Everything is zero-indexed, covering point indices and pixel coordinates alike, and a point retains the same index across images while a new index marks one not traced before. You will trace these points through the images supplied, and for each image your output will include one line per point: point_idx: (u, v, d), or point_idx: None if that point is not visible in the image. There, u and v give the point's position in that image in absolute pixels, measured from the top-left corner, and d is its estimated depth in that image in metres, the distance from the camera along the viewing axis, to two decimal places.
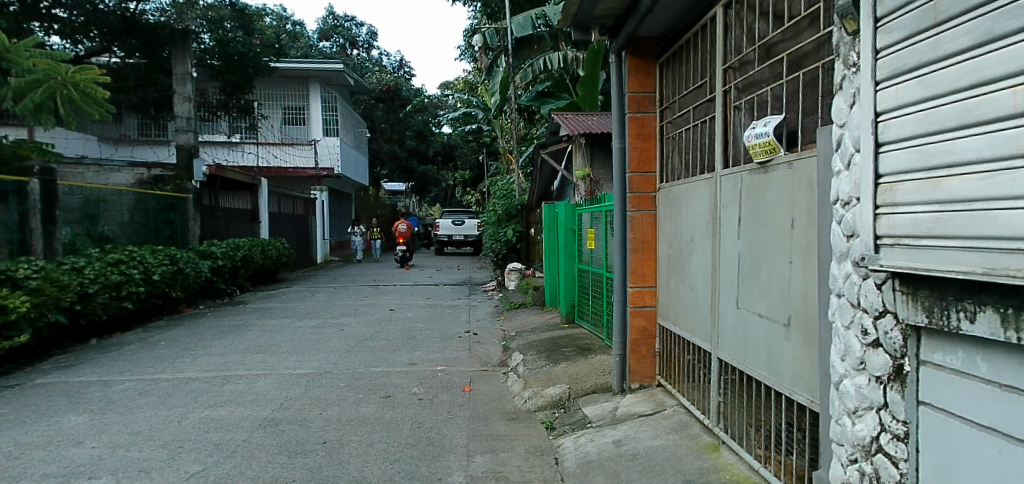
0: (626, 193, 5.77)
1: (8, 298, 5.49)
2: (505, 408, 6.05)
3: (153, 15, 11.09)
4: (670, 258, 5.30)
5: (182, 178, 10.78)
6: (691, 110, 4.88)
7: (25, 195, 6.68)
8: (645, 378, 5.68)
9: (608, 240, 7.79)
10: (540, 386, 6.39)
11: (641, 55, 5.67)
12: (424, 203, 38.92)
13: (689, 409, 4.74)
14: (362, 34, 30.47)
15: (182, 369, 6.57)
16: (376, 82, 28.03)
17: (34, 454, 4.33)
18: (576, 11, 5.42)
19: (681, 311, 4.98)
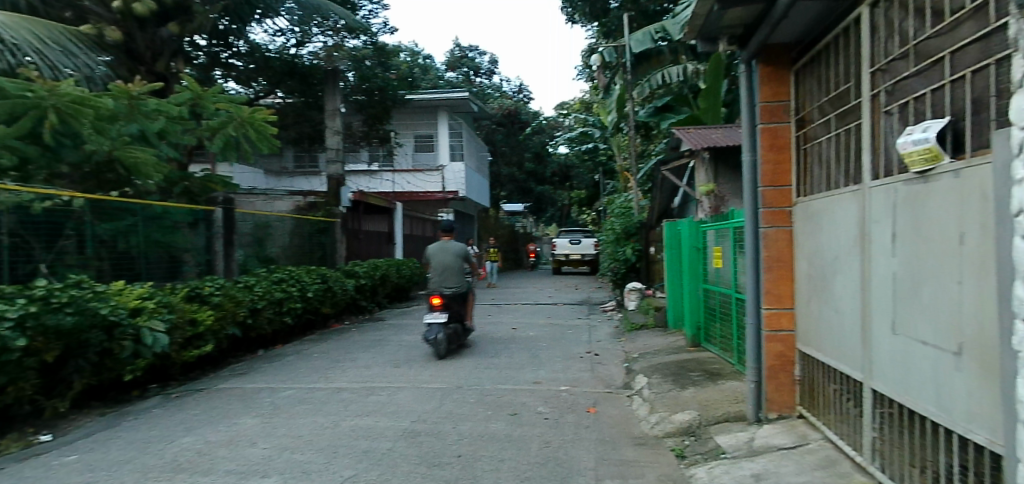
0: (759, 209, 5.44)
1: (198, 313, 6.34)
2: (633, 432, 5.88)
3: (310, 58, 12.38)
4: (810, 277, 4.89)
5: (332, 204, 11.84)
6: (832, 116, 4.52)
7: (211, 221, 7.64)
8: (785, 407, 5.25)
9: (736, 259, 7.39)
10: (669, 411, 6.14)
11: (774, 63, 5.36)
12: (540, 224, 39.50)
13: (838, 444, 4.29)
14: (485, 62, 31.81)
15: (333, 380, 7.10)
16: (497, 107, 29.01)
17: (219, 451, 4.76)
18: (703, 22, 5.24)
19: (825, 334, 4.55)
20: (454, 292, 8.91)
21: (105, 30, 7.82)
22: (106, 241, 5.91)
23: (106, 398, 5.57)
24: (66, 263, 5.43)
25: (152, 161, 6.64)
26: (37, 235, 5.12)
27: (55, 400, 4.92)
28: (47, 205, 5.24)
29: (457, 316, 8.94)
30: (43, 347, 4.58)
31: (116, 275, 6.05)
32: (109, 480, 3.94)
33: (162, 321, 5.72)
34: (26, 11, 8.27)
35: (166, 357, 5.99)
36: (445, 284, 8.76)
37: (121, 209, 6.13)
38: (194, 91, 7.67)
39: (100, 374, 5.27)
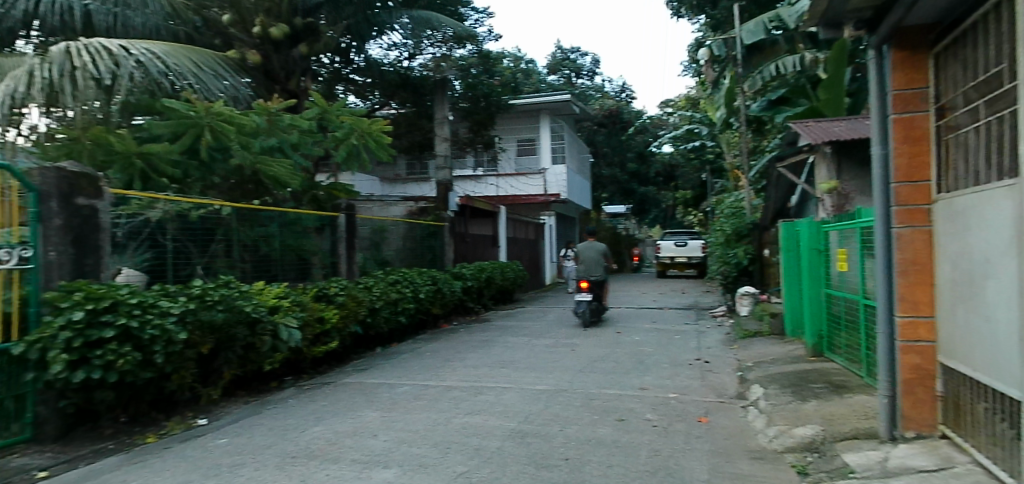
0: (889, 206, 4.44)
1: (325, 312, 6.84)
2: (748, 445, 5.44)
3: (419, 70, 12.91)
4: (957, 281, 3.89)
5: (440, 209, 12.32)
6: (987, 96, 3.50)
7: (335, 226, 8.22)
8: (924, 424, 4.29)
9: (864, 261, 6.73)
10: (787, 424, 5.63)
11: (909, 47, 4.40)
12: (644, 225, 38.65)
13: (992, 470, 3.39)
14: (587, 63, 31.64)
15: (444, 378, 7.35)
16: (599, 108, 28.67)
17: (345, 441, 5.07)
18: (825, 7, 4.50)
19: (979, 355, 3.55)
20: (598, 279, 11.43)
21: (247, 54, 8.68)
22: (248, 245, 6.54)
23: (250, 387, 6.14)
24: (217, 265, 6.08)
25: (289, 172, 7.20)
26: (194, 242, 5.80)
27: (209, 387, 5.51)
28: (201, 214, 5.90)
29: (598, 298, 11.56)
30: (201, 340, 5.13)
31: (257, 276, 6.69)
32: (253, 462, 4.32)
33: (294, 318, 6.23)
34: (184, 41, 9.39)
35: (299, 352, 6.53)
36: (592, 273, 11.26)
37: (262, 216, 6.75)
38: (321, 106, 8.29)
39: (245, 366, 5.83)
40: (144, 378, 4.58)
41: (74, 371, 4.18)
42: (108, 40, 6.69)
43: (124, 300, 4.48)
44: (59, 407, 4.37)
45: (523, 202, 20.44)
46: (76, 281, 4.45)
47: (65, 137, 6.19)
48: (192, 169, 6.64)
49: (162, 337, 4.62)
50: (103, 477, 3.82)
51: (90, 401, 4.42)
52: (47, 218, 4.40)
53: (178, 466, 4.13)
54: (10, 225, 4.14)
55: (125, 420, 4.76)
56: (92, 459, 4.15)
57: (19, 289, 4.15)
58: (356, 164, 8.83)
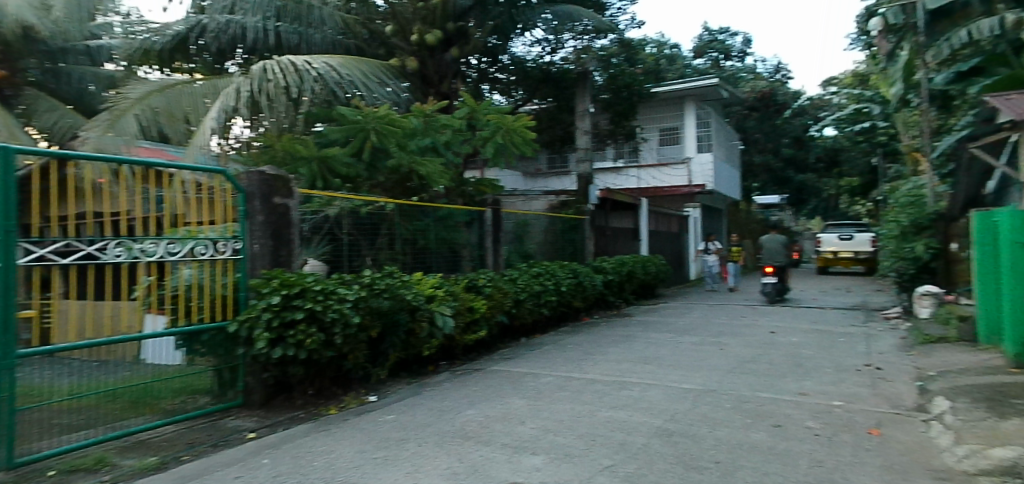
0: None
1: (474, 302, 7.20)
2: (931, 464, 4.67)
3: (561, 63, 13.01)
4: None
5: (581, 202, 12.36)
6: None
7: (482, 221, 8.59)
8: None
9: None
10: (982, 443, 4.78)
11: None
12: (801, 217, 35.58)
13: None
14: (737, 43, 29.71)
15: (587, 371, 7.33)
16: (751, 90, 26.76)
17: (496, 425, 5.14)
18: None
19: None
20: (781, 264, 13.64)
21: (406, 61, 9.30)
22: (408, 239, 7.07)
23: (411, 370, 6.63)
24: (383, 257, 6.67)
25: (440, 170, 7.64)
26: (364, 236, 6.40)
27: (377, 368, 6.04)
28: (369, 210, 6.49)
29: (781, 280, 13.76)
30: (371, 324, 5.66)
31: (416, 266, 7.21)
32: (415, 438, 4.62)
33: (448, 307, 6.63)
34: (355, 53, 10.03)
35: (452, 339, 6.93)
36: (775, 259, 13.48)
37: (420, 211, 7.25)
38: (470, 105, 8.70)
39: (407, 350, 6.30)
40: (327, 356, 5.14)
41: (273, 346, 4.85)
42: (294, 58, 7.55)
43: (310, 286, 5.08)
44: (262, 378, 5.13)
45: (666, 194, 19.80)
46: (274, 270, 5.17)
47: (263, 146, 7.11)
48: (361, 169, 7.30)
49: (341, 320, 5.16)
50: (296, 442, 4.34)
51: (286, 374, 5.09)
52: (252, 215, 5.15)
53: (354, 436, 4.56)
54: (227, 222, 4.97)
55: (313, 393, 5.37)
56: (288, 425, 4.75)
57: (232, 275, 4.98)
58: (502, 160, 9.13)
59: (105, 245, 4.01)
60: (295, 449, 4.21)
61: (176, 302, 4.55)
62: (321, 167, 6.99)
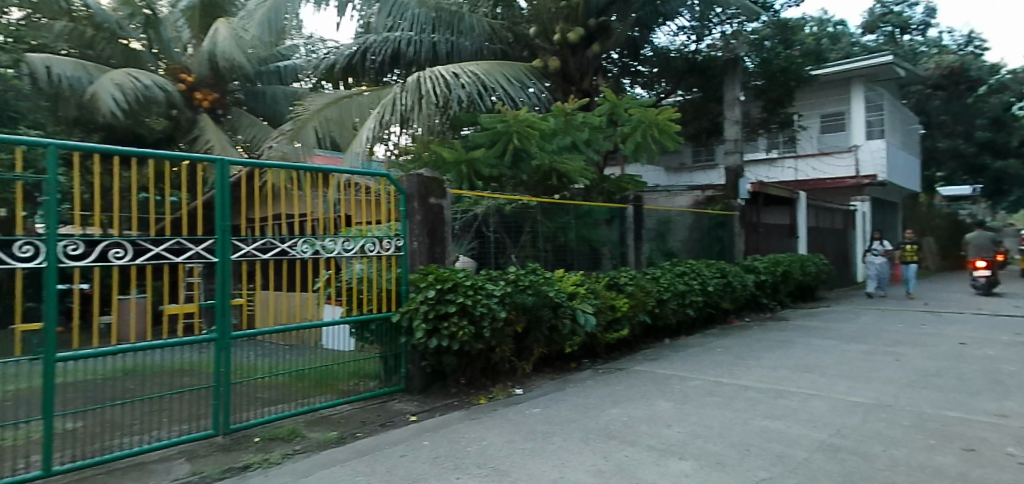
0: None
1: (616, 300, 7.13)
2: None
3: (706, 51, 12.47)
4: None
5: (729, 197, 11.70)
6: None
7: (624, 217, 8.47)
8: None
9: None
10: None
11: None
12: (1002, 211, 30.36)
13: None
14: (918, 14, 26.02)
15: (739, 376, 6.90)
16: (934, 65, 23.32)
17: (641, 426, 4.95)
18: None
19: None
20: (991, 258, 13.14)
21: (549, 61, 9.32)
22: (549, 236, 7.17)
23: (554, 366, 6.72)
24: (527, 254, 6.83)
25: (579, 167, 7.65)
26: (509, 234, 6.60)
27: (523, 362, 6.16)
28: (513, 208, 6.68)
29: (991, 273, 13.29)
30: (516, 319, 5.82)
31: (556, 263, 7.29)
32: (561, 432, 4.64)
33: (590, 304, 6.62)
34: (501, 57, 10.30)
35: (594, 337, 6.91)
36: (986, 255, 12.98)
37: (561, 209, 7.32)
38: (611, 101, 8.60)
39: (550, 345, 6.38)
40: (476, 349, 5.36)
41: (429, 337, 5.20)
42: (446, 68, 7.95)
43: (461, 282, 5.36)
44: (421, 366, 5.51)
45: (828, 187, 17.99)
46: (430, 266, 5.53)
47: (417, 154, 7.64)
48: (505, 170, 7.47)
49: (488, 314, 5.35)
50: (451, 427, 4.60)
51: (441, 363, 5.42)
52: (411, 214, 5.54)
53: (503, 426, 4.70)
54: (390, 221, 5.42)
55: (465, 382, 5.66)
56: (443, 411, 5.04)
57: (395, 270, 5.42)
58: (644, 155, 8.87)
59: (293, 243, 4.58)
60: (450, 434, 4.45)
61: (348, 293, 5.07)
62: (467, 169, 7.30)
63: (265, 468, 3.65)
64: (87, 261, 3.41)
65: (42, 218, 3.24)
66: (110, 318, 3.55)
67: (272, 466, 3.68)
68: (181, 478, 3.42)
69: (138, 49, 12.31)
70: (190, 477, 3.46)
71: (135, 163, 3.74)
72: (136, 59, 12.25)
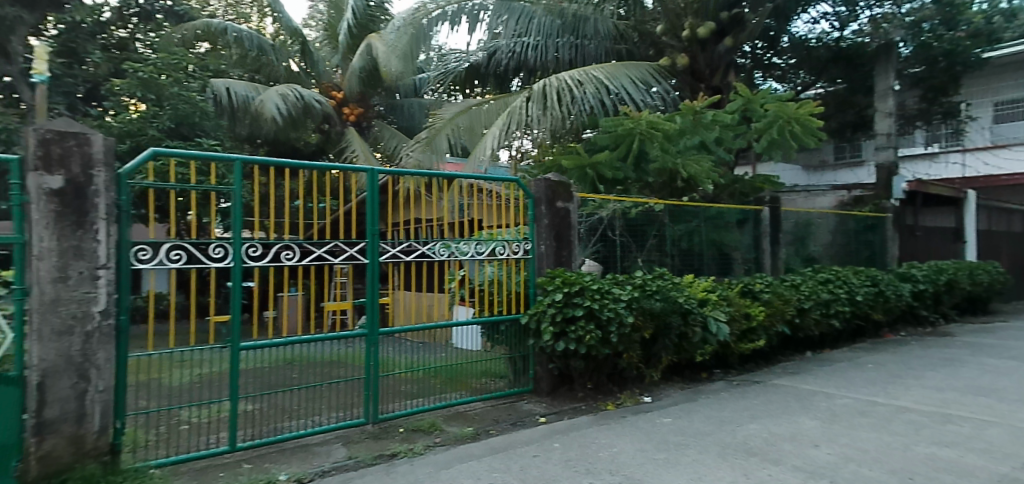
0: None
1: (751, 308, 6.72)
2: None
3: (852, 37, 11.46)
4: None
5: (881, 198, 10.61)
6: None
7: (759, 220, 7.98)
8: None
9: None
10: None
11: None
12: None
13: None
14: None
15: (897, 397, 6.18)
16: None
17: (784, 445, 4.59)
18: None
19: None
20: None
21: (677, 59, 8.97)
22: (677, 240, 6.92)
23: (683, 375, 6.48)
24: (653, 258, 6.64)
25: (707, 169, 7.26)
26: (634, 238, 6.44)
27: (651, 369, 6.00)
28: (641, 211, 6.47)
29: None
30: (644, 325, 5.63)
31: (683, 268, 7.02)
32: (696, 445, 4.43)
33: (723, 312, 6.29)
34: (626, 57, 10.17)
35: (727, 347, 6.59)
36: None
37: (690, 212, 7.03)
38: (744, 96, 8.13)
39: (680, 353, 6.15)
40: (604, 354, 5.28)
41: (556, 340, 5.21)
42: (570, 74, 7.98)
43: (588, 286, 5.30)
44: (548, 368, 5.55)
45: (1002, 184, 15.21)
46: (557, 269, 5.56)
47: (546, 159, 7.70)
48: (630, 173, 7.31)
49: (616, 319, 5.23)
50: (581, 431, 4.58)
51: (568, 367, 5.43)
52: (538, 218, 5.61)
53: (634, 434, 4.60)
54: (518, 225, 5.52)
55: (592, 387, 5.62)
56: (573, 415, 5.05)
57: (523, 273, 5.52)
58: (779, 153, 8.30)
59: (430, 245, 4.85)
60: (582, 438, 4.43)
61: (479, 294, 5.26)
62: (592, 173, 7.24)
63: (411, 457, 3.88)
64: (263, 262, 3.87)
65: (221, 223, 3.73)
66: (277, 313, 3.98)
67: (415, 457, 3.90)
68: (340, 461, 3.74)
69: (295, 69, 13.46)
70: (347, 460, 3.77)
71: (288, 173, 4.16)
72: (297, 78, 13.46)
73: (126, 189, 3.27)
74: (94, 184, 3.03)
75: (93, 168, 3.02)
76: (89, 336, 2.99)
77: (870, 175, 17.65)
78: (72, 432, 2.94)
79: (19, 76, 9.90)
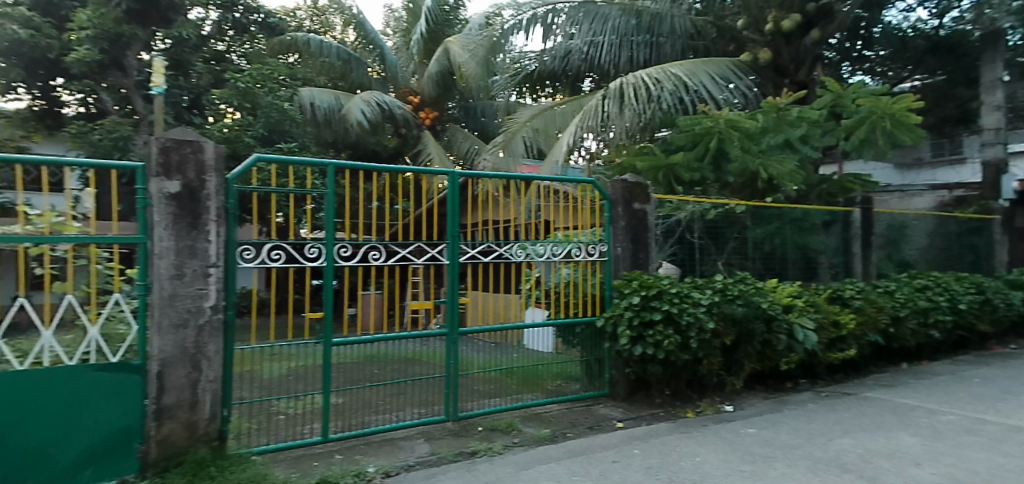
0: None
1: (841, 315, 6.36)
2: None
3: (950, 27, 10.67)
4: None
5: (987, 198, 9.77)
6: None
7: (849, 222, 7.55)
8: None
9: None
10: None
11: None
12: None
13: None
14: None
15: (1010, 415, 5.64)
16: None
17: (882, 462, 4.26)
18: None
19: None
20: None
21: (759, 54, 8.63)
22: (759, 243, 6.65)
23: (767, 384, 6.23)
24: (734, 261, 6.41)
25: (792, 170, 6.90)
26: (714, 241, 6.24)
27: (732, 377, 5.81)
28: (721, 212, 6.24)
29: None
30: (726, 331, 5.44)
31: (765, 273, 6.74)
32: (784, 458, 4.22)
33: (810, 319, 5.98)
34: (704, 54, 9.91)
35: (814, 356, 6.27)
36: None
37: (773, 213, 6.74)
38: (834, 92, 7.74)
39: (763, 361, 5.91)
40: (683, 359, 5.14)
41: (634, 344, 5.10)
42: (648, 72, 7.81)
43: (666, 289, 5.15)
44: (625, 373, 5.46)
45: None
46: (634, 272, 5.46)
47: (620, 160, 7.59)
48: (710, 173, 7.08)
49: (696, 325, 5.05)
50: (661, 438, 4.49)
51: (646, 372, 5.33)
52: (615, 220, 5.54)
53: (716, 443, 4.45)
54: (594, 226, 5.48)
55: (669, 393, 5.50)
56: (651, 421, 4.96)
57: (599, 275, 5.48)
58: (871, 151, 7.83)
59: (507, 247, 4.91)
60: (662, 445, 4.34)
61: (555, 295, 5.27)
62: (668, 174, 7.10)
63: (491, 456, 3.93)
64: (353, 262, 4.04)
65: (305, 225, 3.87)
66: (357, 311, 4.12)
67: (495, 456, 3.94)
68: (424, 456, 3.85)
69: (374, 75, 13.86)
70: (431, 456, 3.87)
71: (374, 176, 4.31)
72: (378, 84, 13.91)
73: (233, 194, 3.51)
74: (206, 190, 3.34)
75: (206, 173, 3.33)
76: (201, 329, 3.33)
77: (975, 174, 16.31)
78: (187, 417, 3.31)
79: (134, 89, 10.71)
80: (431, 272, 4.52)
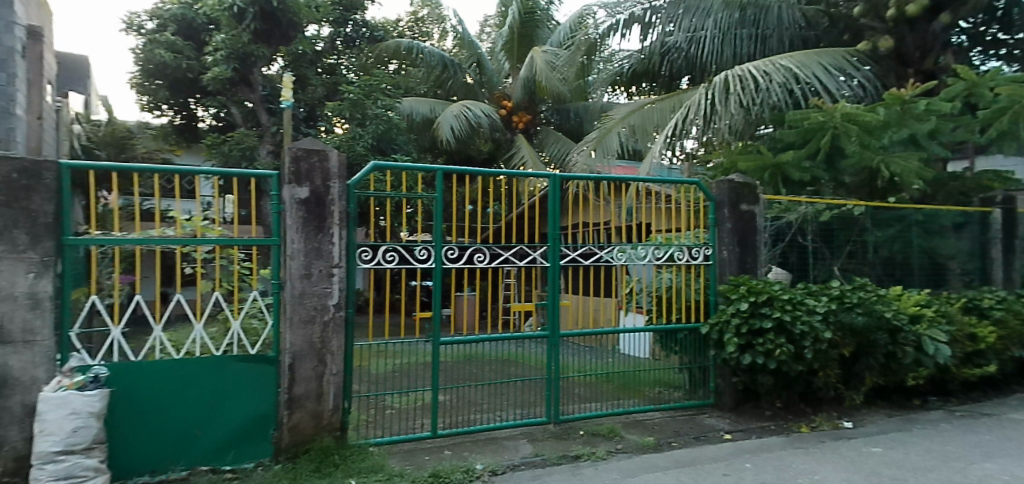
0: None
1: (978, 327, 5.75)
2: None
3: None
4: None
5: None
6: None
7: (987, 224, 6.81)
8: None
9: None
10: None
11: None
12: None
13: None
14: None
15: None
16: None
17: None
18: None
19: None
20: None
21: (879, 42, 7.99)
22: (881, 247, 6.15)
23: (891, 401, 5.75)
24: (852, 266, 5.98)
25: (918, 167, 6.33)
26: (829, 245, 5.84)
27: (851, 391, 5.42)
28: (837, 213, 5.84)
29: None
30: (843, 342, 5.07)
31: (886, 279, 6.23)
32: (917, 481, 3.83)
33: (942, 331, 5.43)
34: (814, 46, 9.34)
35: (946, 371, 5.71)
36: None
37: (896, 215, 6.21)
38: (968, 79, 6.94)
39: (887, 375, 5.47)
40: (796, 370, 4.84)
41: (742, 352, 4.87)
42: (755, 65, 7.44)
43: (778, 295, 4.85)
44: (732, 382, 5.23)
45: None
46: (740, 277, 5.21)
47: (722, 160, 7.32)
48: (823, 172, 6.63)
49: (811, 334, 4.72)
50: (774, 453, 4.25)
51: (755, 382, 5.08)
52: (721, 222, 5.33)
53: (837, 462, 4.14)
54: (698, 229, 5.32)
55: (781, 406, 5.22)
56: (762, 434, 4.71)
57: (703, 279, 5.29)
58: (1013, 145, 7.05)
59: (608, 250, 4.85)
60: (775, 460, 4.11)
61: (655, 300, 5.14)
62: (776, 174, 6.73)
63: (595, 461, 3.90)
64: (459, 263, 4.16)
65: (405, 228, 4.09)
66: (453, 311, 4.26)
67: (599, 461, 3.90)
68: (528, 457, 3.88)
69: (471, 82, 14.16)
70: (535, 457, 3.90)
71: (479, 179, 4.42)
72: (473, 91, 14.23)
73: (354, 200, 3.72)
74: (330, 195, 3.56)
75: (330, 180, 3.56)
76: (326, 325, 3.56)
77: None
78: (313, 408, 3.53)
79: (258, 102, 11.60)
80: (526, 274, 4.52)
